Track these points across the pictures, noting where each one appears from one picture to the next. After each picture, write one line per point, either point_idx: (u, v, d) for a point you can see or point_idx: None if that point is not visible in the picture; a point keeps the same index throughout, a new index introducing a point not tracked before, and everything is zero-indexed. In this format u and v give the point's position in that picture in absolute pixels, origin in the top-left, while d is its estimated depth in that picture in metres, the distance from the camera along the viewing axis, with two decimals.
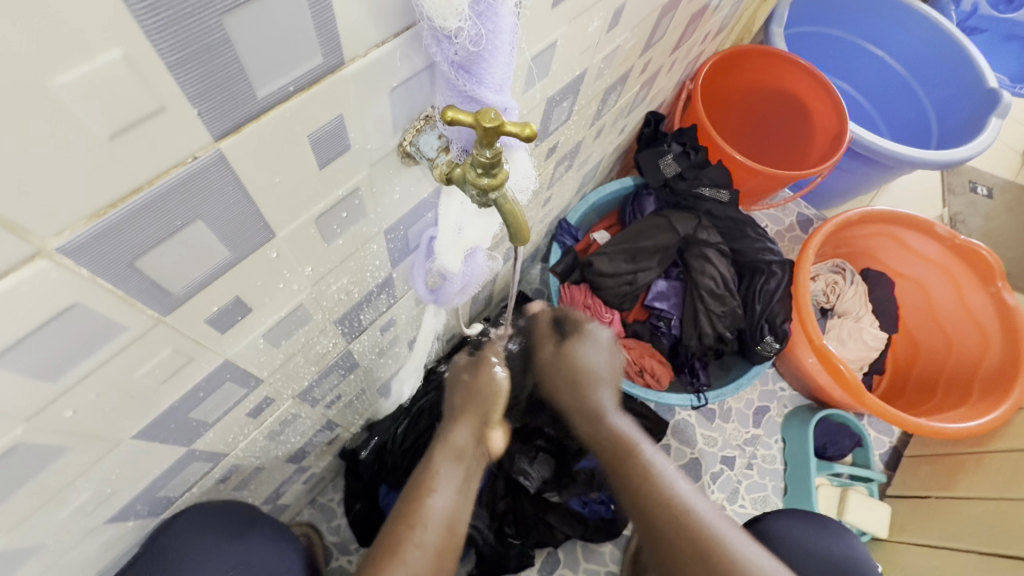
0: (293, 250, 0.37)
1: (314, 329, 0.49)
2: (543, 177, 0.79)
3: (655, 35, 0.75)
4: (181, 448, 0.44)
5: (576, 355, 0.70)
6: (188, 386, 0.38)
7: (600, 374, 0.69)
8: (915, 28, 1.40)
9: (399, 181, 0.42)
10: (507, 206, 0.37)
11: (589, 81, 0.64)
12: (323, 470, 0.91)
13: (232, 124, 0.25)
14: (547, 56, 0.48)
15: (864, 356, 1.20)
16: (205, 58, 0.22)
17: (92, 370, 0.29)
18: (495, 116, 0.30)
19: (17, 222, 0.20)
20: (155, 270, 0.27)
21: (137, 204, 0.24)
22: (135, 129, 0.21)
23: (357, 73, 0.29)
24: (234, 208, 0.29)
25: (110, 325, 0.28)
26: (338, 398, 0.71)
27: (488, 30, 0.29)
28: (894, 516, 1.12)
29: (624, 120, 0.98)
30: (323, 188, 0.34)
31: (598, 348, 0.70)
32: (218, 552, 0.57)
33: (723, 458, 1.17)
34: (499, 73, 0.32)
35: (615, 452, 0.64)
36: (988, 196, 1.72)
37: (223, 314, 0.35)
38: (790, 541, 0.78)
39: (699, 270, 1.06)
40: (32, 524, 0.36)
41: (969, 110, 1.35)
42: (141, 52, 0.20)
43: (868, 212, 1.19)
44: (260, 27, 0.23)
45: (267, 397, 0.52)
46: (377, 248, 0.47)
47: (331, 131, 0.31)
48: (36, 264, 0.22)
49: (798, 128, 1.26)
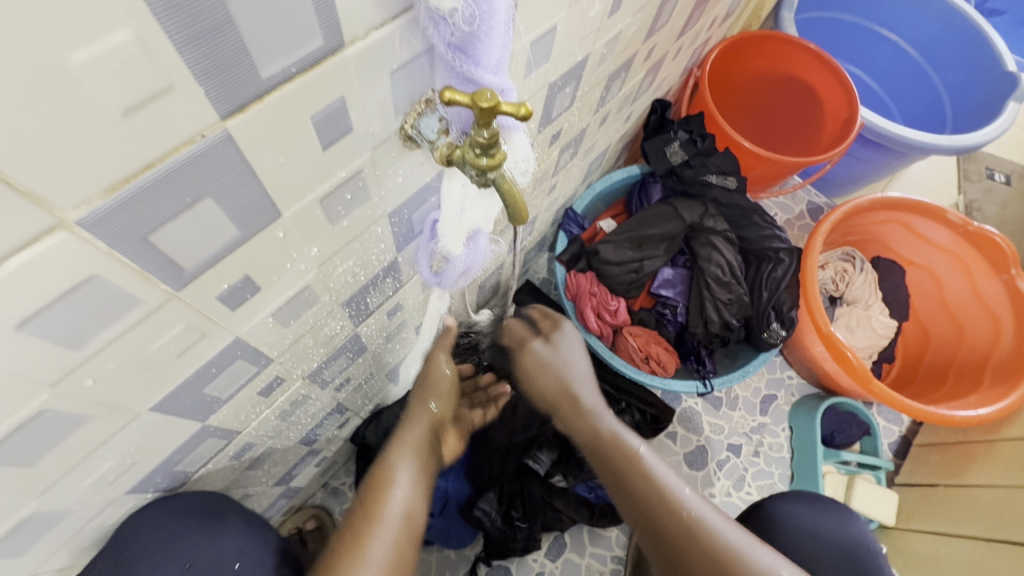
0: (300, 230, 0.38)
1: (321, 310, 0.51)
2: (547, 164, 0.80)
3: (659, 20, 0.74)
4: (196, 424, 0.46)
5: (557, 354, 0.71)
6: (201, 362, 0.40)
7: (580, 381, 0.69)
8: (931, 12, 1.37)
9: (402, 165, 0.43)
10: (506, 186, 0.38)
11: (592, 66, 0.65)
12: (334, 454, 0.94)
13: (238, 104, 0.26)
14: (547, 41, 0.49)
15: (873, 345, 1.19)
16: (211, 39, 0.23)
17: (109, 342, 0.31)
18: (491, 95, 0.31)
19: (38, 194, 0.22)
20: (168, 245, 0.29)
21: (149, 179, 0.25)
22: (145, 107, 0.22)
23: (357, 55, 0.30)
24: (241, 187, 0.30)
25: (127, 297, 0.29)
26: (347, 382, 0.73)
27: (483, 11, 0.30)
28: (901, 503, 1.12)
29: (630, 106, 0.97)
30: (328, 169, 0.36)
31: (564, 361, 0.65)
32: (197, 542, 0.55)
33: (730, 445, 1.18)
34: (495, 54, 0.33)
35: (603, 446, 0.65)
36: (1006, 182, 1.69)
37: (233, 291, 0.37)
38: (794, 518, 0.79)
39: (705, 257, 1.06)
40: (58, 491, 0.38)
41: (986, 94, 1.32)
42: (150, 32, 0.21)
43: (879, 199, 1.17)
44: (262, 9, 0.24)
45: (278, 377, 0.53)
46: (382, 231, 0.49)
47: (333, 113, 0.32)
48: (57, 235, 0.23)
49: (809, 115, 1.25)
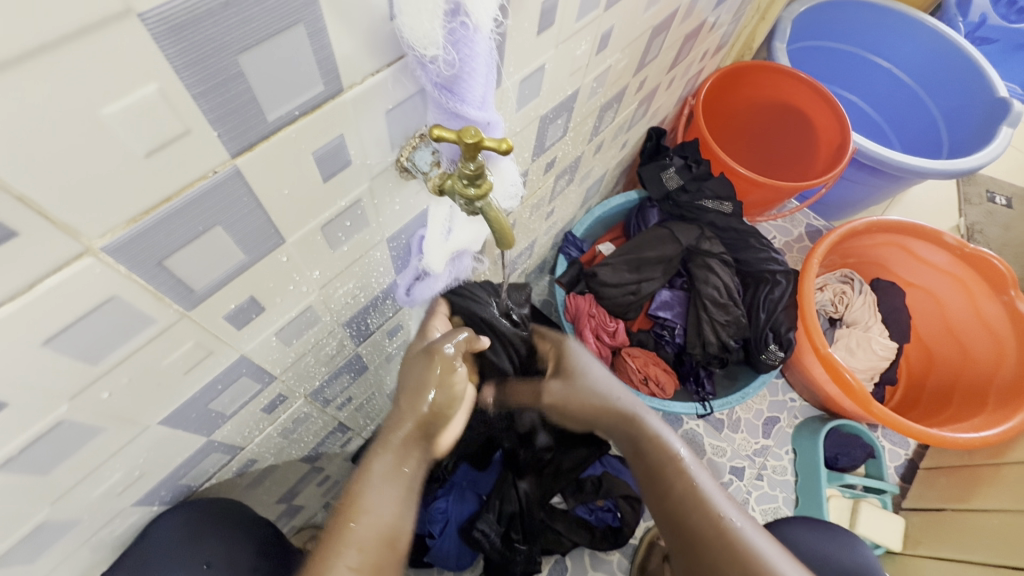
0: (302, 254, 0.41)
1: (323, 330, 0.53)
2: (543, 191, 0.83)
3: (648, 54, 0.78)
4: (201, 438, 0.48)
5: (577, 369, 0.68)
6: (207, 378, 0.42)
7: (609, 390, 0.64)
8: (921, 40, 1.41)
9: (398, 195, 0.47)
10: (492, 214, 0.41)
11: (583, 99, 0.68)
12: (336, 473, 0.95)
13: (246, 144, 0.29)
14: (536, 78, 0.53)
15: (874, 366, 1.19)
16: (223, 90, 0.26)
17: (124, 358, 0.34)
18: (475, 132, 0.34)
19: (70, 225, 0.25)
20: (180, 269, 0.32)
21: (166, 211, 0.28)
22: (166, 148, 0.26)
23: (355, 98, 0.34)
24: (247, 216, 0.33)
25: (140, 316, 0.32)
26: (349, 400, 0.75)
27: (464, 55, 0.33)
28: (909, 529, 1.10)
29: (624, 135, 1.01)
30: (329, 200, 0.39)
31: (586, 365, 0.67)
32: (218, 541, 0.55)
33: (733, 468, 1.17)
34: (479, 91, 0.36)
35: (645, 456, 0.59)
36: (1007, 206, 1.70)
37: (239, 311, 0.39)
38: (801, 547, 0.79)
39: (702, 280, 1.08)
40: (70, 500, 0.40)
41: (980, 119, 1.34)
42: (172, 86, 0.24)
43: (875, 222, 1.18)
44: (269, 63, 0.27)
45: (281, 394, 0.56)
46: (380, 255, 0.52)
47: (333, 149, 0.35)
48: (83, 260, 0.26)
49: (803, 139, 1.28)
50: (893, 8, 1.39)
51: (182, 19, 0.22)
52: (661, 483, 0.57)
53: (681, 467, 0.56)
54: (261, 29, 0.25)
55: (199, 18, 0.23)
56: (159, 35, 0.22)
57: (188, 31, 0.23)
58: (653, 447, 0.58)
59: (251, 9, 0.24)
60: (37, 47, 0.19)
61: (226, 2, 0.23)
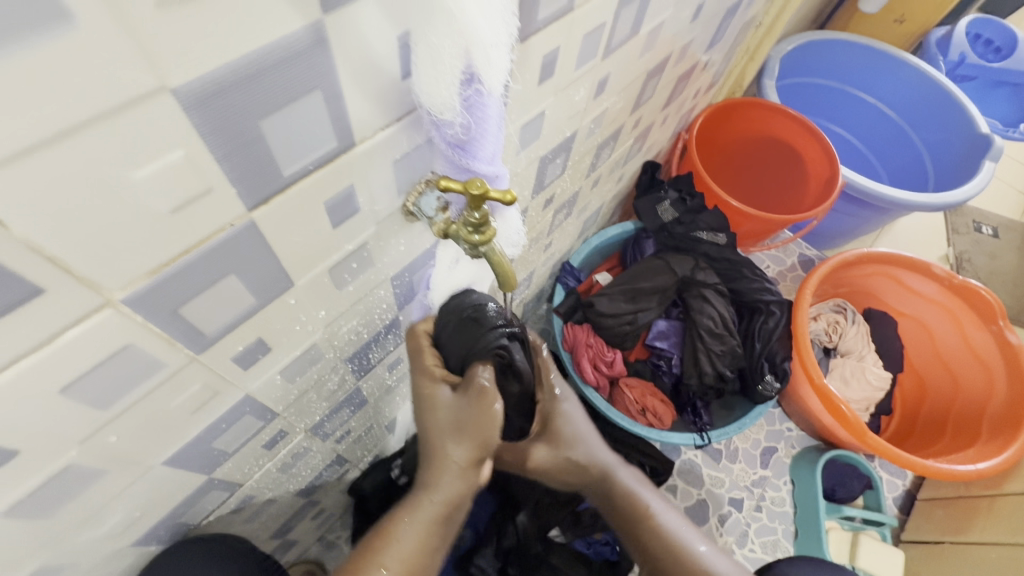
0: (309, 296, 0.42)
1: (326, 366, 0.54)
2: (541, 225, 0.85)
3: (643, 96, 0.81)
4: (202, 477, 0.48)
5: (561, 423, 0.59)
6: (212, 418, 0.43)
7: (593, 446, 0.61)
8: (904, 78, 1.46)
9: (403, 236, 0.48)
10: (495, 258, 0.42)
11: (580, 139, 0.71)
12: (331, 507, 0.93)
13: (262, 198, 0.31)
14: (537, 123, 0.55)
15: (869, 397, 1.20)
16: (245, 151, 0.27)
17: (134, 402, 0.34)
18: (480, 184, 0.36)
19: (93, 279, 0.26)
20: (194, 316, 0.33)
21: (184, 262, 0.29)
22: (188, 207, 0.27)
23: (366, 151, 0.35)
24: (261, 263, 0.34)
25: (153, 361, 0.33)
26: (347, 433, 0.75)
27: (477, 117, 0.36)
28: (909, 562, 1.10)
29: (621, 169, 1.04)
30: (337, 244, 0.40)
31: (577, 429, 0.60)
32: None
33: (731, 500, 1.16)
34: (490, 148, 0.39)
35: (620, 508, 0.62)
36: (994, 235, 1.74)
37: (246, 352, 0.40)
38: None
39: (698, 309, 1.10)
40: (71, 541, 0.40)
41: (964, 153, 1.38)
42: (198, 150, 0.25)
43: (865, 253, 1.21)
44: (288, 125, 0.29)
45: (281, 430, 0.56)
46: (384, 293, 0.53)
47: (343, 198, 0.37)
48: (103, 312, 0.27)
49: (793, 172, 1.31)
50: (876, 48, 1.45)
51: (211, 91, 0.24)
52: (634, 531, 0.62)
53: (653, 516, 0.62)
54: (283, 95, 0.27)
55: (227, 90, 0.24)
56: (189, 106, 0.23)
57: (215, 101, 0.24)
58: (626, 499, 0.62)
59: (274, 80, 0.26)
60: (80, 122, 0.21)
61: (250, 75, 0.25)
